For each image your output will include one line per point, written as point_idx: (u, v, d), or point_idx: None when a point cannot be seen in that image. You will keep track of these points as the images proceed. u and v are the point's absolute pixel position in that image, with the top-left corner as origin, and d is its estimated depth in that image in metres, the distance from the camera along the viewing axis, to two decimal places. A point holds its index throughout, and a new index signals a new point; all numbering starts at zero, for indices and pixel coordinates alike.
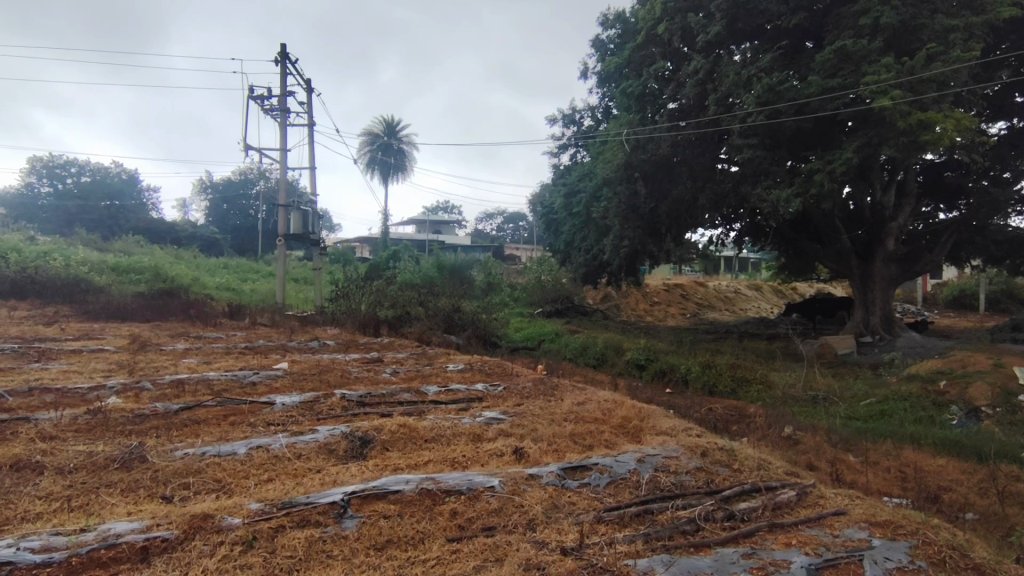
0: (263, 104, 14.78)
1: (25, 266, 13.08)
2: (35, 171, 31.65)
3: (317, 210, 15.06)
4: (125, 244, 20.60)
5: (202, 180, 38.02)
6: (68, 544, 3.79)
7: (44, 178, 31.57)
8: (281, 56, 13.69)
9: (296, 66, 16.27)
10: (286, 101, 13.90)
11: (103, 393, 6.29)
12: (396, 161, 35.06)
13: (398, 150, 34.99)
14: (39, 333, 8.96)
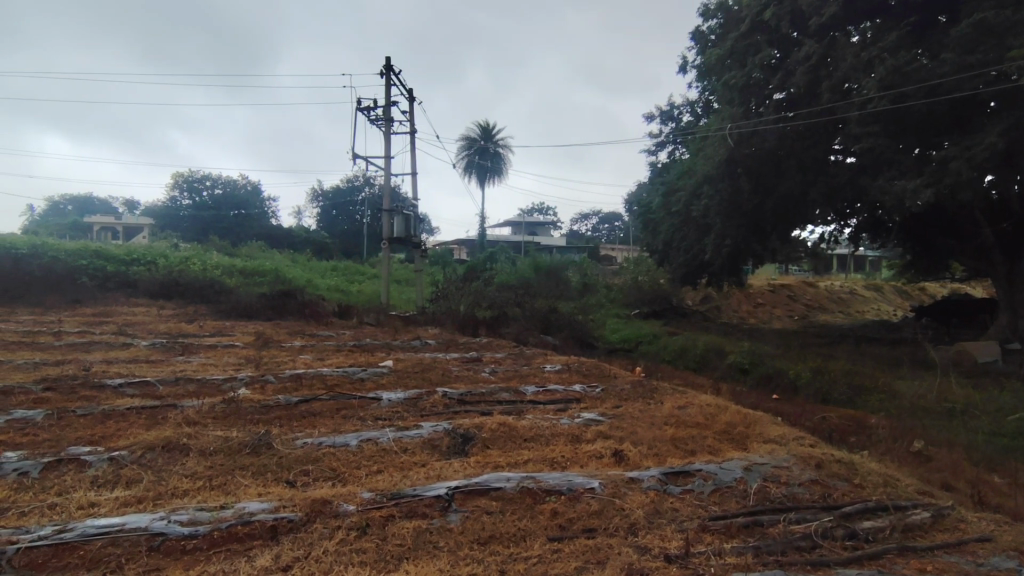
0: (370, 115, 15.63)
1: (171, 270, 14.74)
2: (178, 185, 35.56)
3: (418, 214, 15.72)
4: (250, 249, 22.64)
5: (314, 188, 40.97)
6: (211, 519, 4.22)
7: (185, 192, 35.40)
8: (386, 69, 14.39)
9: (400, 75, 15.90)
10: (390, 111, 14.61)
11: (235, 384, 6.95)
12: (493, 165, 35.87)
13: (494, 153, 35.76)
14: (182, 329, 10.06)
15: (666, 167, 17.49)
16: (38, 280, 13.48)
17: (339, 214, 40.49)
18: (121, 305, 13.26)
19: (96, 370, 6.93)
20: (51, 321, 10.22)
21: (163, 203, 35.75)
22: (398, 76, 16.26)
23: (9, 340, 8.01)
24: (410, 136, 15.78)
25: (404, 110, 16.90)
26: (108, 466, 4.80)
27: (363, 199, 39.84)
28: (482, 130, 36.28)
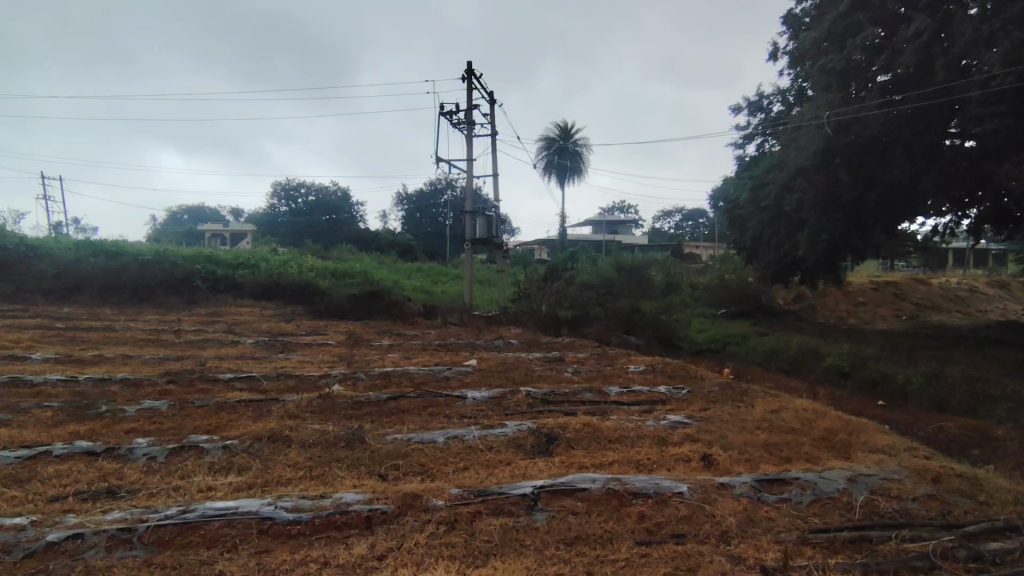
0: (452, 120, 16.05)
1: (271, 272, 15.78)
2: (276, 193, 38.27)
3: (500, 215, 15.95)
4: (341, 252, 23.90)
5: (398, 192, 42.62)
6: (312, 507, 4.48)
7: (282, 199, 38.19)
8: (467, 74, 14.72)
9: (481, 80, 16.26)
10: (472, 115, 14.93)
11: (329, 380, 7.35)
12: (573, 164, 35.76)
13: (574, 153, 35.63)
14: (282, 328, 10.78)
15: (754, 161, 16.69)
16: (159, 283, 14.85)
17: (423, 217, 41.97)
18: (230, 306, 14.37)
19: (209, 365, 7.56)
20: (171, 320, 11.27)
21: (263, 210, 38.58)
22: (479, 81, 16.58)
23: (138, 337, 8.92)
24: (491, 138, 16.02)
25: (484, 113, 17.17)
26: (222, 454, 5.21)
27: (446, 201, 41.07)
28: (562, 130, 36.24)
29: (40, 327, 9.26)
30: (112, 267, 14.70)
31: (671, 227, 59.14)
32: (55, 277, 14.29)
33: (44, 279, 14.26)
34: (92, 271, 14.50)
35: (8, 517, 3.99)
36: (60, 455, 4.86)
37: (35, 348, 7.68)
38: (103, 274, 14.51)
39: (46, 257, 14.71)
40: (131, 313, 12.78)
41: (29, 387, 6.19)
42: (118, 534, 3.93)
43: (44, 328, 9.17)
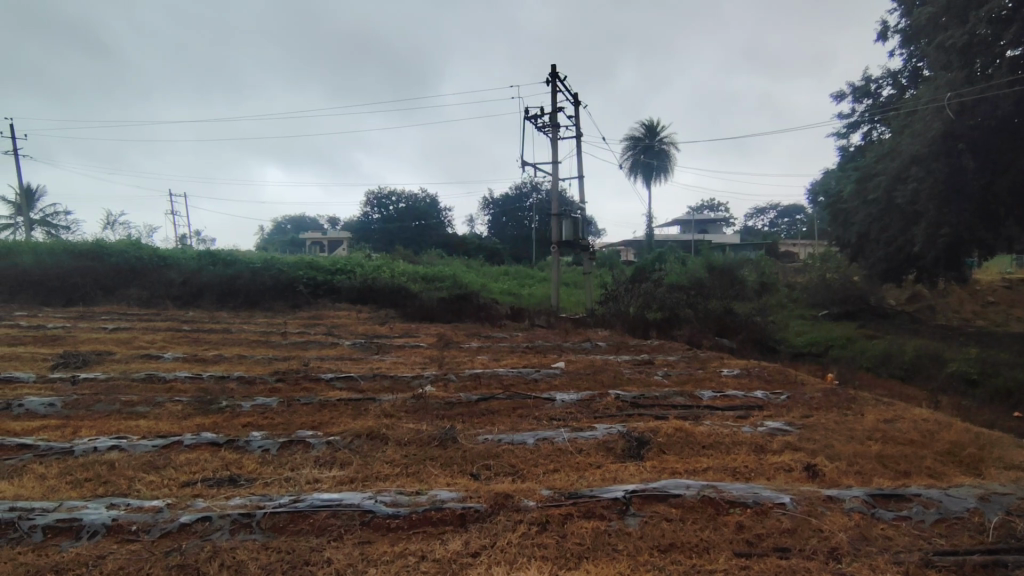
0: (536, 124, 16.21)
1: (367, 277, 16.54)
2: (368, 202, 40.19)
3: (586, 217, 15.87)
4: (429, 257, 24.70)
5: (484, 197, 43.66)
6: (409, 502, 4.66)
7: (375, 207, 39.94)
8: (552, 77, 14.81)
9: (565, 82, 16.27)
10: (557, 117, 14.99)
11: (422, 381, 7.62)
12: (659, 163, 34.93)
13: (660, 152, 34.79)
14: (377, 331, 11.32)
15: (861, 151, 15.54)
16: (267, 289, 16.00)
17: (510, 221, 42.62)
18: (329, 310, 15.25)
19: (313, 366, 8.07)
20: (279, 323, 12.16)
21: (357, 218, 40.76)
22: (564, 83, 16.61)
23: (252, 339, 9.70)
24: (575, 140, 15.98)
25: (568, 115, 17.16)
26: (326, 449, 5.54)
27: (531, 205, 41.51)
28: (647, 130, 35.63)
29: (170, 329, 10.30)
30: (227, 274, 16.05)
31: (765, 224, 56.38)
32: (182, 284, 15.85)
33: (171, 286, 15.86)
34: (211, 278, 15.93)
35: (148, 499, 4.45)
36: (189, 445, 5.36)
37: (166, 348, 8.56)
38: (220, 281, 15.89)
39: (173, 265, 16.31)
40: (244, 317, 13.90)
41: (162, 382, 6.90)
42: (239, 518, 4.28)
43: (173, 330, 10.19)
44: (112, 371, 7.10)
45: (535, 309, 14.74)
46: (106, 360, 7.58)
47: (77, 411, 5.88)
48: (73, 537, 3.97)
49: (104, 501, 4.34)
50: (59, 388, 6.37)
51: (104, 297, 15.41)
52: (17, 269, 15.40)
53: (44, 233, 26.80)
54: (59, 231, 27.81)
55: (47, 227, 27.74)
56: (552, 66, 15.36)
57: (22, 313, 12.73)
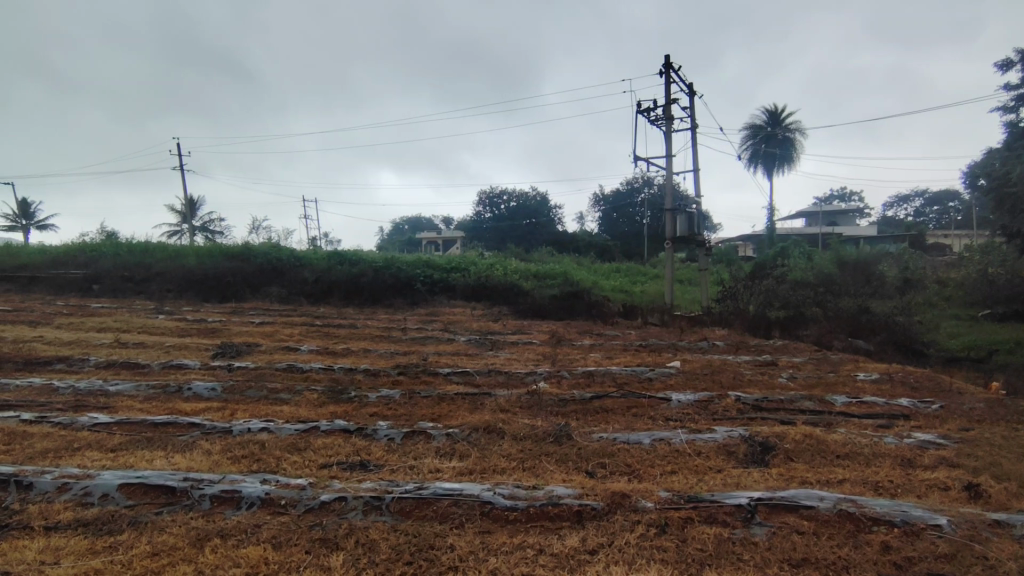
0: (648, 117, 15.81)
1: (480, 275, 17.11)
2: (481, 202, 41.85)
3: (701, 210, 15.27)
4: (540, 255, 25.01)
5: (594, 194, 43.83)
6: (527, 496, 4.74)
7: (487, 207, 41.50)
8: (666, 67, 14.36)
9: (679, 71, 15.71)
10: (670, 109, 14.53)
11: (536, 377, 7.73)
12: (782, 152, 32.87)
13: (784, 140, 32.74)
14: (491, 327, 11.62)
15: None
16: (388, 286, 17.05)
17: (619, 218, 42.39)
18: (444, 307, 15.91)
19: (431, 360, 8.45)
20: (400, 320, 12.86)
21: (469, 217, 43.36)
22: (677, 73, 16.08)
23: (376, 334, 10.37)
24: (690, 131, 15.39)
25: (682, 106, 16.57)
26: (446, 440, 5.79)
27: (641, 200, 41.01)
28: (771, 115, 33.49)
29: (306, 323, 11.27)
30: (352, 273, 17.23)
31: (908, 215, 50.91)
32: (314, 282, 17.26)
33: (305, 284, 17.30)
34: (339, 277, 17.20)
35: (293, 477, 4.89)
36: (326, 431, 5.83)
37: (303, 341, 9.36)
38: (346, 280, 17.11)
39: (307, 265, 17.77)
40: (368, 313, 14.87)
41: (300, 372, 7.56)
42: (371, 501, 4.59)
43: (308, 324, 11.13)
44: (259, 361, 7.90)
45: (648, 307, 14.47)
46: (253, 351, 8.44)
47: (233, 395, 6.60)
48: (234, 507, 4.46)
49: (258, 476, 4.84)
50: (218, 374, 7.20)
51: (250, 294, 17.14)
52: (181, 270, 17.55)
53: (206, 238, 30.49)
54: (216, 235, 31.44)
55: (207, 233, 31.53)
56: (666, 57, 14.92)
57: (186, 308, 14.51)
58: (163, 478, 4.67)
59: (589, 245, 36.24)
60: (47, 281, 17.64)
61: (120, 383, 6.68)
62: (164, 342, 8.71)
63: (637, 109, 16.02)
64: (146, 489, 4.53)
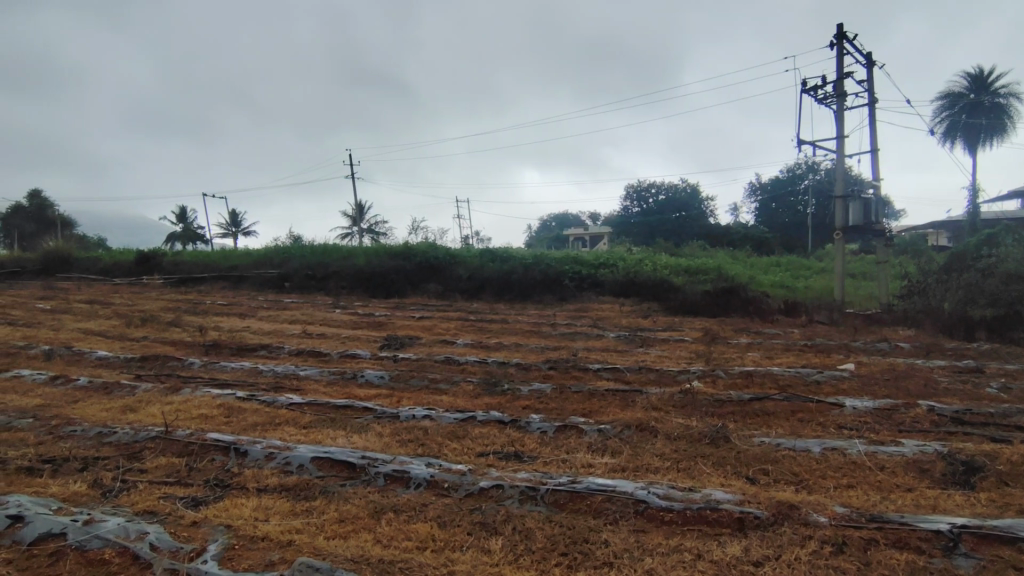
0: (814, 95, 14.41)
1: (628, 271, 16.92)
2: (629, 196, 43.40)
3: (880, 195, 13.58)
4: (689, 249, 24.05)
5: (752, 184, 41.84)
6: (683, 498, 4.58)
7: (635, 201, 42.69)
8: (839, 37, 12.96)
9: (854, 40, 14.10)
10: (843, 83, 13.08)
11: (689, 376, 7.43)
12: (990, 121, 28.14)
13: (992, 108, 28.08)
14: (640, 324, 11.38)
15: None
16: (537, 282, 17.46)
17: (779, 207, 39.67)
18: (592, 303, 15.95)
19: (581, 356, 8.48)
20: (549, 315, 13.10)
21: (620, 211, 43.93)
22: (850, 43, 14.46)
23: (527, 329, 10.66)
24: (867, 107, 13.75)
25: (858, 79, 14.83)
26: (597, 436, 5.79)
27: (804, 188, 37.84)
28: (972, 80, 28.98)
29: (460, 318, 11.93)
30: (503, 269, 17.90)
31: None
32: (468, 279, 18.24)
33: (459, 281, 18.32)
34: (490, 274, 17.96)
35: (454, 462, 5.22)
36: (482, 420, 6.13)
37: (459, 335, 9.91)
38: (498, 277, 17.80)
39: (461, 262, 18.79)
40: (518, 309, 15.33)
41: (457, 365, 8.02)
42: (526, 490, 4.73)
43: (463, 319, 11.79)
44: (420, 353, 8.52)
45: (813, 305, 13.22)
46: (416, 343, 9.13)
47: (400, 384, 7.20)
48: (404, 485, 4.86)
49: (424, 460, 5.23)
50: (387, 364, 7.90)
51: (411, 290, 18.55)
52: (353, 268, 19.47)
53: (374, 240, 33.46)
54: (382, 236, 34.50)
55: (374, 234, 34.80)
56: (838, 25, 13.47)
57: (359, 303, 16.10)
58: (345, 454, 5.24)
59: (745, 237, 33.98)
60: (251, 279, 20.71)
61: (308, 369, 7.61)
62: (342, 333, 9.75)
63: (803, 87, 14.66)
64: (332, 463, 5.12)
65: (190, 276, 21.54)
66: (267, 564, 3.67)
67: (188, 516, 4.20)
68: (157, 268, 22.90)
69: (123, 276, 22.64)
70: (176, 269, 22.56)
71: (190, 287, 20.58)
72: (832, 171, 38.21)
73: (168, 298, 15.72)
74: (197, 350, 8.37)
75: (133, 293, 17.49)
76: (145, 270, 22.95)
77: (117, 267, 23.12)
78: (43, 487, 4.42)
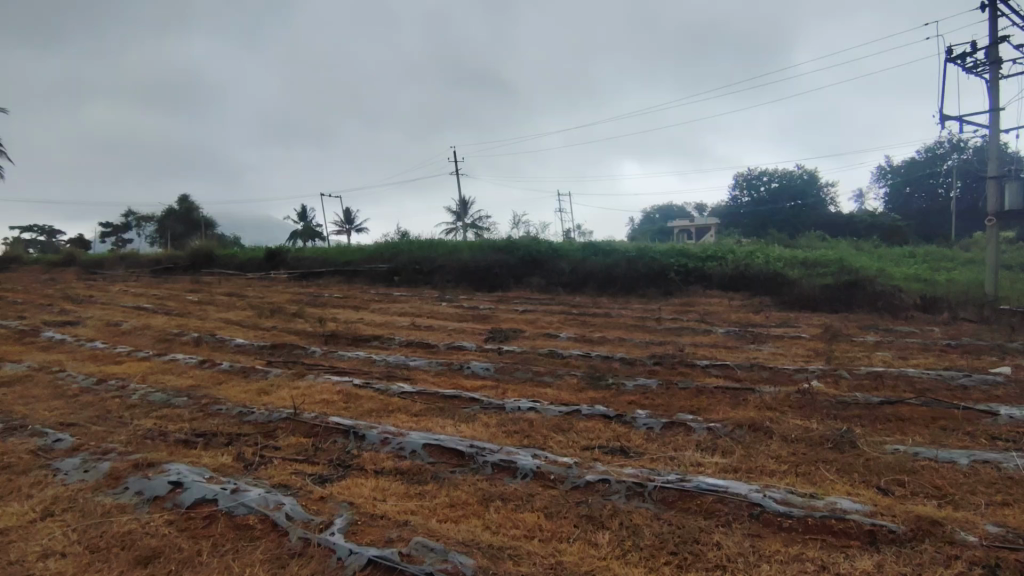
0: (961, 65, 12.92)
1: (739, 264, 16.21)
2: (739, 184, 40.80)
3: None
4: (807, 240, 22.48)
5: (882, 168, 38.46)
6: (804, 505, 4.31)
7: (745, 189, 40.32)
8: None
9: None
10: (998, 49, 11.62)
11: (807, 375, 6.95)
12: None
13: None
14: (751, 319, 10.81)
15: None
16: (641, 276, 17.12)
17: (916, 191, 36.05)
18: (699, 297, 15.37)
19: (688, 352, 8.21)
20: (653, 310, 12.77)
21: (727, 202, 42.03)
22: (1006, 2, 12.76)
23: (631, 323, 10.47)
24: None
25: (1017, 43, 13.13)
26: (707, 434, 5.58)
27: (945, 168, 34.13)
28: None
29: (563, 312, 11.96)
30: (606, 263, 17.71)
31: None
32: (570, 273, 18.18)
33: (561, 275, 18.34)
34: (593, 267, 17.84)
35: (560, 455, 5.25)
36: (587, 415, 6.11)
37: (562, 329, 9.94)
38: (600, 271, 17.65)
39: (564, 256, 18.80)
40: (621, 303, 15.12)
41: (561, 358, 8.05)
42: (633, 486, 4.66)
43: (566, 313, 11.81)
44: (525, 346, 8.64)
45: (957, 301, 11.91)
46: (520, 336, 9.27)
47: (505, 375, 7.36)
48: (511, 475, 4.96)
49: (530, 451, 5.31)
50: (492, 356, 8.10)
51: (514, 284, 18.83)
52: (459, 263, 20.07)
53: (478, 235, 34.21)
54: (484, 232, 35.33)
55: (477, 229, 35.69)
56: None
57: (464, 296, 16.60)
58: (454, 442, 5.44)
59: (870, 226, 31.13)
60: (364, 273, 22.01)
61: (417, 359, 7.98)
62: (449, 326, 10.13)
63: (946, 57, 13.19)
64: (443, 450, 5.33)
65: (311, 271, 23.29)
66: (387, 541, 3.90)
67: (316, 492, 4.55)
68: (283, 264, 24.94)
69: (255, 271, 24.89)
70: (299, 264, 24.46)
71: (311, 281, 22.23)
72: (980, 145, 33.97)
73: (292, 291, 17.10)
74: (319, 340, 9.04)
75: (263, 286, 19.20)
76: (273, 265, 25.10)
77: (250, 262, 25.45)
78: (198, 458, 4.98)
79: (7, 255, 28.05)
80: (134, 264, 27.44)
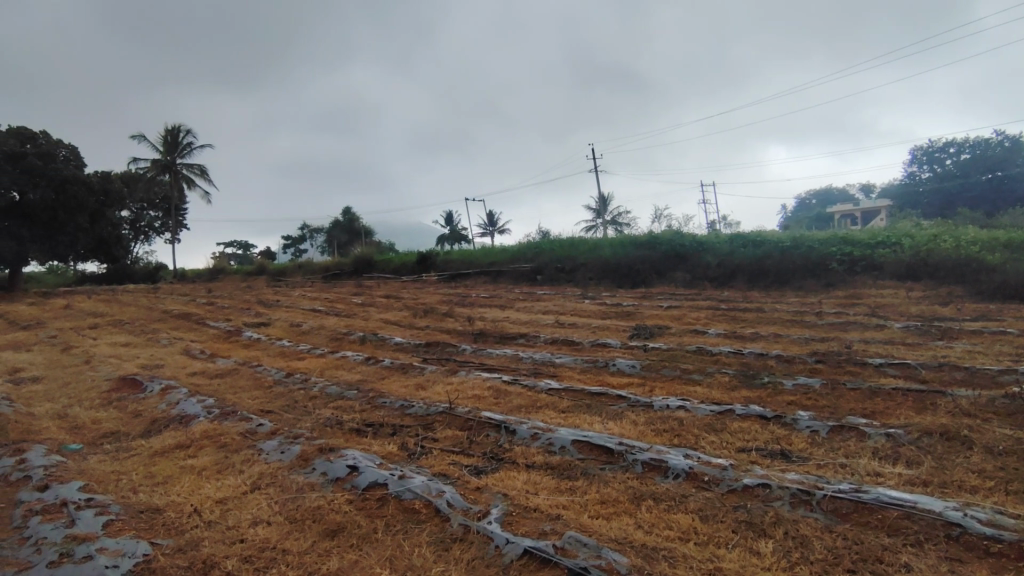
0: None
1: (920, 250, 14.30)
2: (918, 160, 36.40)
3: None
4: (1013, 217, 19.11)
5: None
6: (1019, 529, 3.67)
7: (926, 165, 35.79)
8: None
9: None
10: None
11: (1016, 377, 5.92)
12: None
13: None
14: (939, 312, 9.45)
15: None
16: (798, 267, 15.80)
17: None
18: (868, 289, 13.81)
19: (857, 349, 7.40)
20: (813, 303, 11.69)
21: (902, 179, 37.01)
22: None
23: (788, 318, 9.68)
24: None
25: None
26: (886, 441, 4.99)
27: None
28: None
29: (711, 307, 11.39)
30: (756, 255, 16.57)
31: None
32: (717, 266, 17.32)
33: (707, 269, 17.51)
34: (742, 260, 16.79)
35: (714, 456, 5.01)
36: (742, 415, 5.77)
37: (710, 325, 9.48)
38: (750, 263, 16.57)
39: (709, 249, 17.89)
40: (776, 297, 14.08)
41: (711, 356, 7.68)
42: (799, 494, 4.31)
43: (715, 308, 11.23)
44: (672, 343, 8.37)
45: None
46: (665, 333, 9.00)
47: (652, 373, 7.20)
48: (662, 474, 4.83)
49: (682, 451, 5.13)
50: (637, 353, 7.96)
51: (657, 279, 18.34)
52: (598, 260, 19.99)
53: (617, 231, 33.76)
54: (624, 227, 34.79)
55: (617, 225, 35.24)
56: None
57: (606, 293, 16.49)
58: (603, 440, 5.43)
59: None
60: (508, 273, 22.81)
61: (561, 357, 8.09)
62: (592, 323, 10.14)
63: None
64: (592, 447, 5.34)
65: (458, 273, 24.68)
66: (541, 533, 4.00)
67: (473, 482, 4.80)
68: (433, 267, 26.67)
69: (408, 274, 26.91)
70: (447, 267, 25.98)
71: (458, 282, 23.50)
72: None
73: (442, 292, 18.24)
74: (468, 338, 9.53)
75: (415, 289, 20.69)
76: (423, 268, 26.96)
77: (403, 267, 27.56)
78: (369, 445, 5.51)
79: (215, 267, 33.15)
80: (308, 271, 31.04)
